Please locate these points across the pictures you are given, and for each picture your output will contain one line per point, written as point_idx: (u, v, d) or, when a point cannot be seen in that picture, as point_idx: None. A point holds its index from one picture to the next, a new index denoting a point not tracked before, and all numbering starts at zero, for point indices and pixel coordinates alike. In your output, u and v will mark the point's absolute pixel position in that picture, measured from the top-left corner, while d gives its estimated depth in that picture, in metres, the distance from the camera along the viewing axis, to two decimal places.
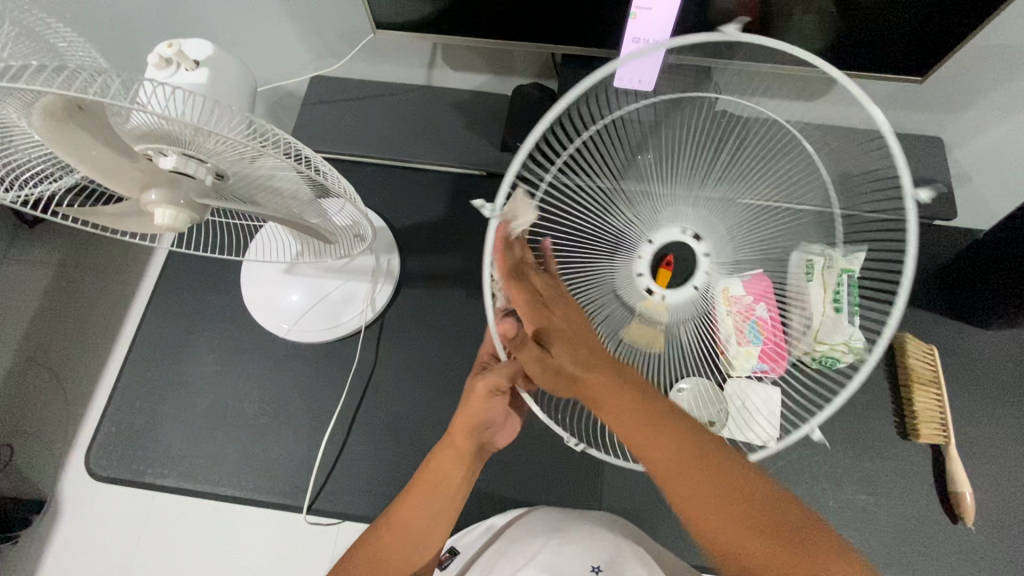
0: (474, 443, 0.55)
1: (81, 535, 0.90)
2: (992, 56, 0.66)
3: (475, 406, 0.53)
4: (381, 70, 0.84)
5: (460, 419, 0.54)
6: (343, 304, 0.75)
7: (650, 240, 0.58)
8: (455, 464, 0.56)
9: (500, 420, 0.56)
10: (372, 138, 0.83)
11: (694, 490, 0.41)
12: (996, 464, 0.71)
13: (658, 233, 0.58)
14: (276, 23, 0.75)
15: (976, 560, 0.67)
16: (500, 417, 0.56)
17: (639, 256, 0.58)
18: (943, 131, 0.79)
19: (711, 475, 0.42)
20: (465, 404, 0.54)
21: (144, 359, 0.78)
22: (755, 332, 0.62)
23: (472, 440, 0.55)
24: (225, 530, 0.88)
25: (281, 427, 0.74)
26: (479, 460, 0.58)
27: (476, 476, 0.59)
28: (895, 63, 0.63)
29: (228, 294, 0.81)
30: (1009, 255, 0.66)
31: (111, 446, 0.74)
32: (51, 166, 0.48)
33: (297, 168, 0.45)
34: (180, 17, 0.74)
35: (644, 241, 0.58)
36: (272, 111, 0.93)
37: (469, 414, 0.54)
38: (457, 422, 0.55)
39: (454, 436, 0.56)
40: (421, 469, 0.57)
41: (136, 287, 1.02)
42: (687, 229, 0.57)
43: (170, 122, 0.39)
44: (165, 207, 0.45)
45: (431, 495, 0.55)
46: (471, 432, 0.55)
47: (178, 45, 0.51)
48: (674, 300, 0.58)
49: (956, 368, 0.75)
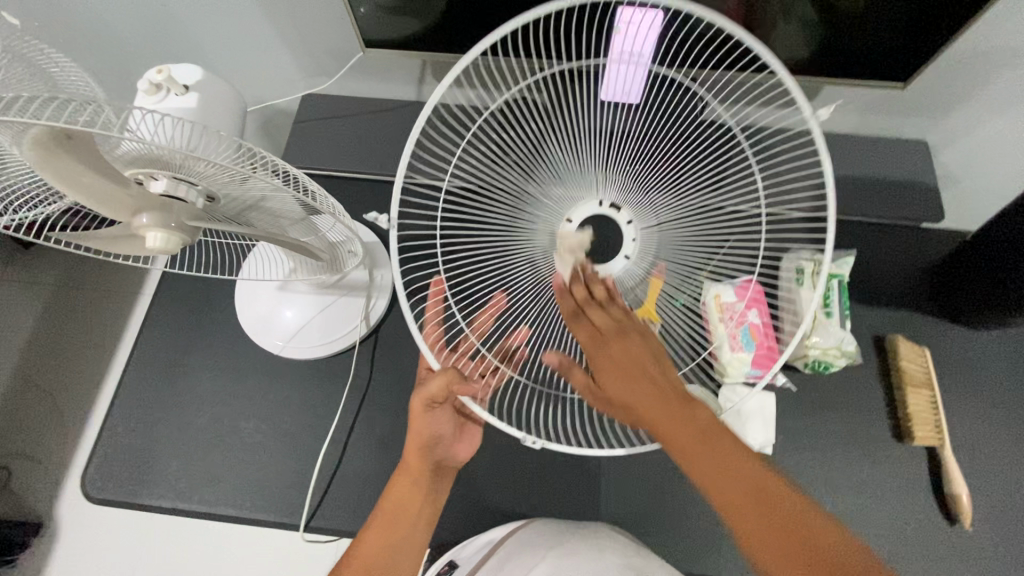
0: (426, 463, 0.60)
1: (81, 556, 0.89)
2: (972, 61, 0.68)
3: (423, 424, 0.60)
4: (370, 86, 0.85)
5: (409, 442, 0.59)
6: (338, 320, 0.76)
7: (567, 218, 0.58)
8: (413, 488, 0.60)
9: (447, 433, 0.63)
10: (363, 153, 0.83)
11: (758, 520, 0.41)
12: (990, 463, 0.71)
13: (574, 210, 0.58)
14: (267, 42, 0.76)
15: (975, 561, 0.67)
16: (447, 430, 0.63)
17: (558, 237, 0.59)
18: (928, 134, 0.80)
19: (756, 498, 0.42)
20: (412, 426, 0.60)
21: (141, 379, 0.78)
22: (747, 336, 0.67)
23: (425, 460, 0.61)
24: (225, 548, 0.87)
25: (277, 444, 0.74)
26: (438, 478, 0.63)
27: (436, 492, 0.63)
28: (876, 70, 0.64)
29: (222, 313, 0.81)
30: (998, 259, 0.67)
31: (107, 467, 0.74)
32: (45, 192, 0.49)
33: (285, 188, 0.46)
34: (171, 40, 0.75)
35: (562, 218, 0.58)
36: (265, 130, 0.94)
37: (418, 433, 0.59)
38: (408, 446, 0.60)
39: (406, 463, 0.60)
40: (381, 501, 0.59)
41: (132, 306, 1.03)
42: (604, 200, 0.58)
43: (160, 148, 0.39)
44: (157, 230, 0.45)
45: (397, 525, 0.57)
46: (423, 453, 0.60)
47: (167, 70, 0.52)
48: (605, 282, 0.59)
49: (948, 368, 0.75)
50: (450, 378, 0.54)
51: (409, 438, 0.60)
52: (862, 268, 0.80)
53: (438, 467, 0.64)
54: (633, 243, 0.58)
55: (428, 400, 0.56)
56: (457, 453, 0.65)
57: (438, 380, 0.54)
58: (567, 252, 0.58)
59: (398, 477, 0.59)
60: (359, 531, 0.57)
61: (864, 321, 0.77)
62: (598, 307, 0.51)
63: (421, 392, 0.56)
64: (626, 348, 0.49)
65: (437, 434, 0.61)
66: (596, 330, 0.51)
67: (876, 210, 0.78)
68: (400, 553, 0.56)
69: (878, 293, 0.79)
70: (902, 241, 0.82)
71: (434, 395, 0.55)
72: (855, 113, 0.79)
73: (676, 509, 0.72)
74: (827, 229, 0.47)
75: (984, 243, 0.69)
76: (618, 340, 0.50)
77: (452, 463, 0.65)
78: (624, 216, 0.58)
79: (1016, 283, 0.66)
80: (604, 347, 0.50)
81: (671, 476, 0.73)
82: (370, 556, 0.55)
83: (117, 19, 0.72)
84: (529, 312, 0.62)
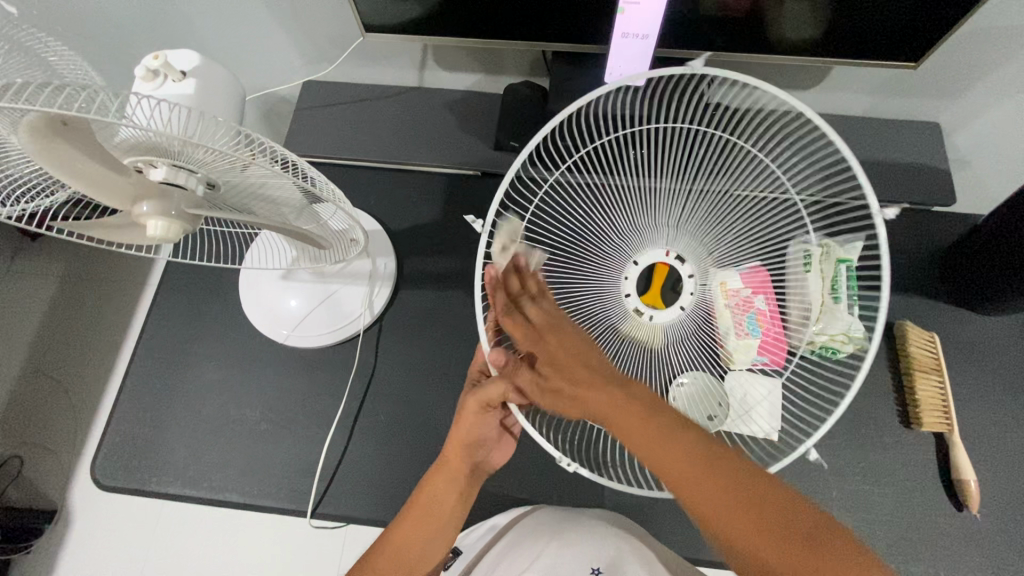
0: (467, 462, 0.60)
1: (93, 542, 0.91)
2: (987, 40, 0.66)
3: (470, 424, 0.59)
4: (372, 72, 0.84)
5: (452, 442, 0.59)
6: (342, 308, 0.76)
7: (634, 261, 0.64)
8: (451, 485, 0.59)
9: (492, 438, 0.61)
10: (365, 141, 0.83)
11: (699, 488, 0.42)
12: (999, 449, 0.70)
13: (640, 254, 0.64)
14: (266, 28, 0.75)
15: (982, 546, 0.67)
16: (493, 434, 0.61)
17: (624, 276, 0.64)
18: (941, 115, 0.78)
19: (699, 471, 0.42)
20: (458, 425, 0.60)
21: (147, 368, 0.78)
22: (754, 324, 0.65)
23: (465, 457, 0.60)
24: (234, 534, 0.89)
25: (282, 432, 0.75)
26: (475, 479, 0.62)
27: (474, 487, 0.62)
28: (889, 49, 0.62)
29: (227, 302, 0.81)
30: (1006, 244, 0.66)
31: (116, 455, 0.74)
32: (46, 182, 0.48)
33: (285, 175, 0.45)
34: (170, 27, 0.75)
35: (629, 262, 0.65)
36: (266, 118, 0.93)
37: (464, 432, 0.59)
38: (451, 441, 0.60)
39: (446, 459, 0.60)
40: (416, 494, 0.59)
41: (138, 296, 1.03)
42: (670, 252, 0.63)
43: (158, 134, 0.39)
44: (157, 218, 0.45)
45: (428, 520, 0.58)
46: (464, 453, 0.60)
47: (164, 56, 0.51)
48: (660, 319, 0.63)
49: (957, 353, 0.74)
50: (506, 385, 0.54)
51: (451, 437, 0.60)
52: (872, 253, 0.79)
53: (476, 469, 0.62)
54: (691, 296, 0.63)
55: (482, 402, 0.57)
56: (493, 460, 0.63)
57: (496, 386, 0.54)
58: (629, 292, 0.64)
59: (435, 473, 0.59)
60: (392, 522, 0.58)
61: (872, 306, 0.76)
62: (530, 301, 0.52)
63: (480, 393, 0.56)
64: (562, 340, 0.51)
65: (483, 437, 0.60)
66: (530, 324, 0.51)
67: (886, 193, 0.76)
68: (429, 545, 0.58)
69: (888, 278, 0.78)
70: (914, 226, 0.80)
71: (492, 398, 0.56)
72: (865, 95, 0.77)
73: (681, 496, 0.72)
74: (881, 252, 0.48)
75: (993, 228, 0.68)
76: (553, 335, 0.51)
77: (488, 466, 0.63)
78: (686, 270, 0.64)
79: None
80: (540, 336, 0.51)
81: None
82: (401, 548, 0.56)
83: (115, 6, 0.71)
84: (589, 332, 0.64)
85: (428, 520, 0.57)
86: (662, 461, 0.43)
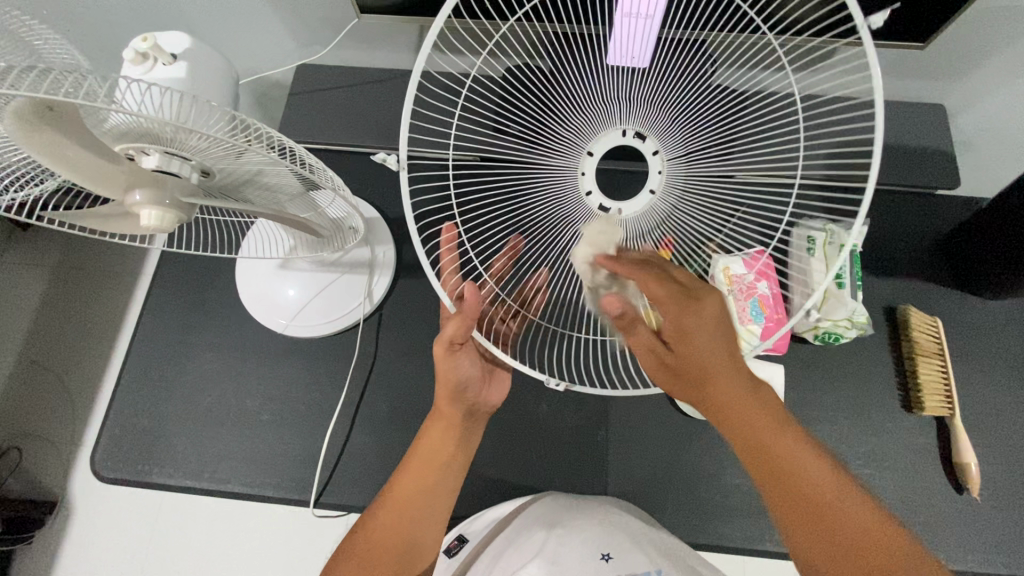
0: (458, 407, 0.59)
1: (95, 532, 0.91)
2: (995, 21, 0.65)
3: (449, 370, 0.57)
4: (367, 55, 0.82)
5: (440, 390, 0.58)
6: (342, 298, 0.75)
7: (589, 151, 0.54)
8: (446, 434, 0.59)
9: (476, 379, 0.60)
10: (362, 126, 0.81)
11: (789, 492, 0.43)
12: (1000, 432, 0.71)
13: (597, 142, 0.54)
14: (257, 9, 0.73)
15: (982, 529, 0.68)
16: (476, 374, 0.60)
17: (582, 171, 0.55)
18: (946, 97, 0.77)
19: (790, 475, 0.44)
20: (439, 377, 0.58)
21: (145, 360, 0.77)
22: (756, 309, 0.66)
23: (457, 405, 0.60)
24: (236, 524, 0.89)
25: (283, 422, 0.74)
26: (472, 423, 0.62)
27: (470, 438, 0.62)
28: (898, 30, 0.60)
29: (225, 292, 0.80)
30: (1010, 228, 0.66)
31: (116, 447, 0.74)
32: (35, 170, 0.47)
33: (282, 161, 0.44)
34: (158, 10, 0.72)
35: (583, 152, 0.54)
36: (260, 103, 0.91)
37: (446, 380, 0.57)
38: (438, 392, 0.59)
39: (438, 410, 0.60)
40: (413, 448, 0.59)
41: (132, 288, 1.01)
42: (628, 130, 0.53)
43: (151, 120, 0.37)
44: (151, 208, 0.44)
45: (430, 469, 0.58)
46: (454, 399, 0.60)
47: (153, 38, 0.48)
48: (630, 212, 0.54)
49: (959, 338, 0.75)
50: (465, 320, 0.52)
51: (438, 385, 0.59)
52: (876, 238, 0.78)
53: (472, 413, 0.63)
54: (661, 175, 0.54)
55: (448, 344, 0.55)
56: (491, 398, 0.64)
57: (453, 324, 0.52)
58: (590, 188, 0.55)
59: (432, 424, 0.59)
60: (390, 482, 0.58)
61: (874, 292, 0.76)
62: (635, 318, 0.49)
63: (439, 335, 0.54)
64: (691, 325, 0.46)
65: (467, 379, 0.59)
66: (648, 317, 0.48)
67: (891, 177, 0.75)
68: (433, 495, 0.57)
69: (891, 263, 0.77)
70: (917, 210, 0.79)
71: (454, 338, 0.54)
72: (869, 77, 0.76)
73: (683, 482, 0.72)
74: (874, 108, 0.41)
75: (1000, 215, 0.67)
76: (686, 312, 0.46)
77: (483, 408, 0.63)
78: (651, 146, 0.54)
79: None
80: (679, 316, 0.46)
81: (678, 449, 0.73)
82: (404, 500, 0.56)
83: None
84: (551, 253, 0.58)
85: (427, 466, 0.58)
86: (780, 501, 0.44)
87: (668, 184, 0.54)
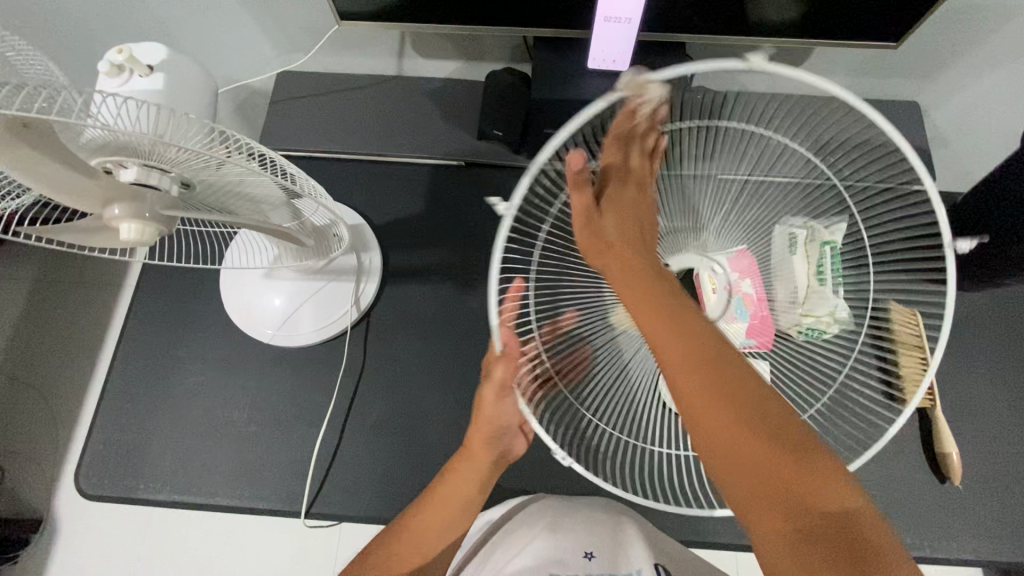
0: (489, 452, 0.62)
1: (84, 549, 0.90)
2: (960, 19, 0.67)
3: (490, 412, 0.61)
4: (349, 62, 0.82)
5: (476, 427, 0.62)
6: (329, 307, 0.74)
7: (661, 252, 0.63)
8: (472, 475, 0.61)
9: (514, 427, 0.63)
10: (345, 132, 0.81)
11: (707, 398, 0.45)
12: (979, 421, 0.72)
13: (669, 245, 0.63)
14: (235, 17, 0.72)
15: (965, 517, 0.69)
16: (516, 422, 0.63)
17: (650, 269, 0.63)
18: (919, 94, 0.79)
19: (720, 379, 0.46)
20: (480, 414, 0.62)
21: (129, 375, 0.76)
22: (742, 308, 0.63)
23: (489, 450, 0.62)
24: (227, 537, 0.88)
25: (272, 433, 0.74)
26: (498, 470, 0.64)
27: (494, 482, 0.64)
28: (870, 28, 0.61)
29: (211, 304, 0.79)
30: (985, 220, 0.68)
31: (101, 465, 0.73)
32: (9, 185, 0.46)
33: (263, 172, 0.44)
34: (135, 18, 0.71)
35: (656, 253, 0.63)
36: (241, 112, 0.90)
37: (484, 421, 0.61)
38: (474, 429, 0.62)
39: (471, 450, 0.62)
40: (439, 480, 0.61)
41: (115, 302, 1.00)
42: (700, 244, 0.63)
43: (127, 134, 0.37)
44: (131, 222, 0.43)
45: (448, 507, 0.59)
46: (488, 442, 0.62)
47: (128, 50, 0.48)
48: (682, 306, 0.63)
49: (937, 330, 0.76)
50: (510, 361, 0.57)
51: (477, 424, 0.62)
52: None
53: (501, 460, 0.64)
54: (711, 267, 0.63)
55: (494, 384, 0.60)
56: (517, 448, 0.65)
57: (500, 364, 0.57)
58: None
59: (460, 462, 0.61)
60: (408, 510, 0.60)
61: None
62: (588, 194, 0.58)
63: (490, 378, 0.60)
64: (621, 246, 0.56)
65: (505, 425, 0.62)
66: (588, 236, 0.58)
67: None
68: (444, 531, 0.58)
69: None
70: None
71: (503, 379, 0.59)
72: (845, 75, 0.77)
73: None
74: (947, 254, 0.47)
75: (975, 208, 0.69)
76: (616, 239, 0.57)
77: (509, 457, 0.65)
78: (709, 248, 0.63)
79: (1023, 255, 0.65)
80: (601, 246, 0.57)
81: None
82: (418, 533, 0.57)
83: None
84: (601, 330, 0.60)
85: (446, 501, 0.59)
86: (713, 433, 0.45)
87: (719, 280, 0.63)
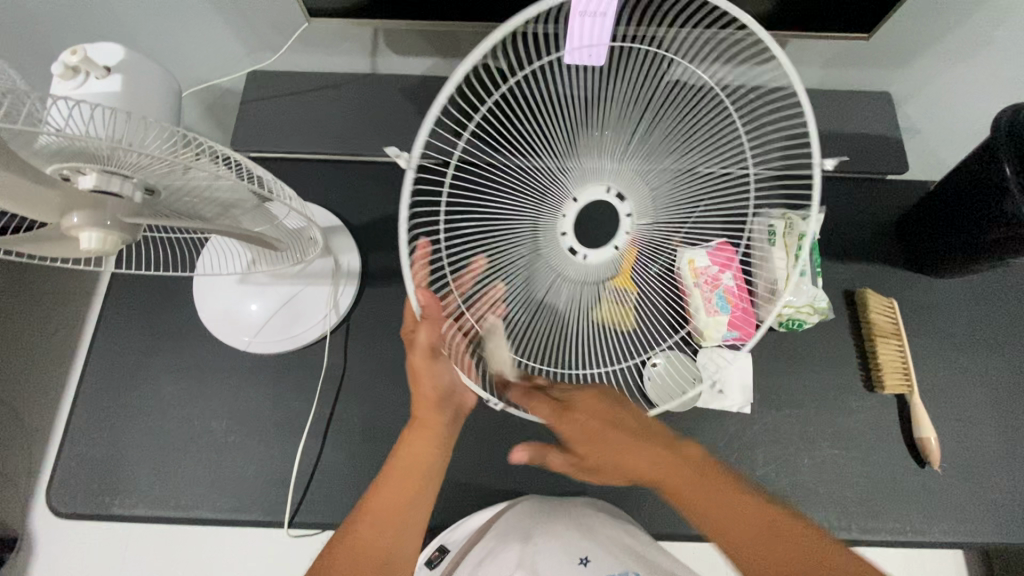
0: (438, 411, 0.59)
1: (61, 567, 0.87)
2: (928, 11, 0.67)
3: (430, 374, 0.57)
4: (322, 60, 0.80)
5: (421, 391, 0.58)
6: (307, 312, 0.73)
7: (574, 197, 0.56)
8: (429, 444, 0.59)
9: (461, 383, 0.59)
10: (319, 132, 0.79)
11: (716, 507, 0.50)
12: (954, 405, 0.74)
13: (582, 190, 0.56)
14: (201, 16, 0.70)
15: (943, 500, 0.70)
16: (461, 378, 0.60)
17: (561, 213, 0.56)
18: (892, 85, 0.80)
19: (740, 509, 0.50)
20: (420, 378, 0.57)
21: (101, 386, 0.74)
22: (722, 300, 0.65)
23: (442, 412, 0.60)
24: (210, 549, 0.86)
25: (252, 442, 0.72)
26: (455, 426, 0.62)
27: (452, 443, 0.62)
28: (842, 21, 0.62)
29: (185, 311, 0.77)
30: (957, 206, 0.69)
31: (74, 481, 0.70)
32: None
33: (230, 175, 0.42)
34: (95, 17, 0.69)
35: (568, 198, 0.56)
36: (211, 113, 0.88)
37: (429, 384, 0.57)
38: (421, 397, 0.59)
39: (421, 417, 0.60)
40: (395, 457, 0.58)
41: (86, 312, 0.97)
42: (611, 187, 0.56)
43: (82, 139, 0.35)
44: (91, 231, 0.42)
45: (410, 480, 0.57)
46: (439, 404, 0.59)
47: (82, 51, 0.46)
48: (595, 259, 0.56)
49: (913, 317, 0.77)
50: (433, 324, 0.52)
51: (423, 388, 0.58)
52: (835, 226, 0.80)
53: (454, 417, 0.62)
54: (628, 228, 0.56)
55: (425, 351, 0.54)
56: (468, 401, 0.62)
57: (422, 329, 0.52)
58: (566, 230, 0.56)
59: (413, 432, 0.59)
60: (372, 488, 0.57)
61: (834, 277, 0.78)
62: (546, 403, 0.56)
63: (417, 343, 0.54)
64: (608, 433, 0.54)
65: (450, 385, 0.58)
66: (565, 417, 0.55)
67: (847, 164, 0.77)
68: (415, 502, 0.56)
69: (850, 248, 0.80)
70: (872, 195, 0.82)
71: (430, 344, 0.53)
72: (820, 67, 0.78)
73: None
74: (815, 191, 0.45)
75: (947, 195, 0.70)
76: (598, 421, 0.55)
77: (463, 411, 0.62)
78: (625, 206, 0.56)
79: (993, 241, 0.66)
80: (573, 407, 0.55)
81: None
82: (387, 508, 0.55)
83: None
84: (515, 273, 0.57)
85: (408, 479, 0.57)
86: (736, 537, 0.49)
87: (631, 237, 0.57)
